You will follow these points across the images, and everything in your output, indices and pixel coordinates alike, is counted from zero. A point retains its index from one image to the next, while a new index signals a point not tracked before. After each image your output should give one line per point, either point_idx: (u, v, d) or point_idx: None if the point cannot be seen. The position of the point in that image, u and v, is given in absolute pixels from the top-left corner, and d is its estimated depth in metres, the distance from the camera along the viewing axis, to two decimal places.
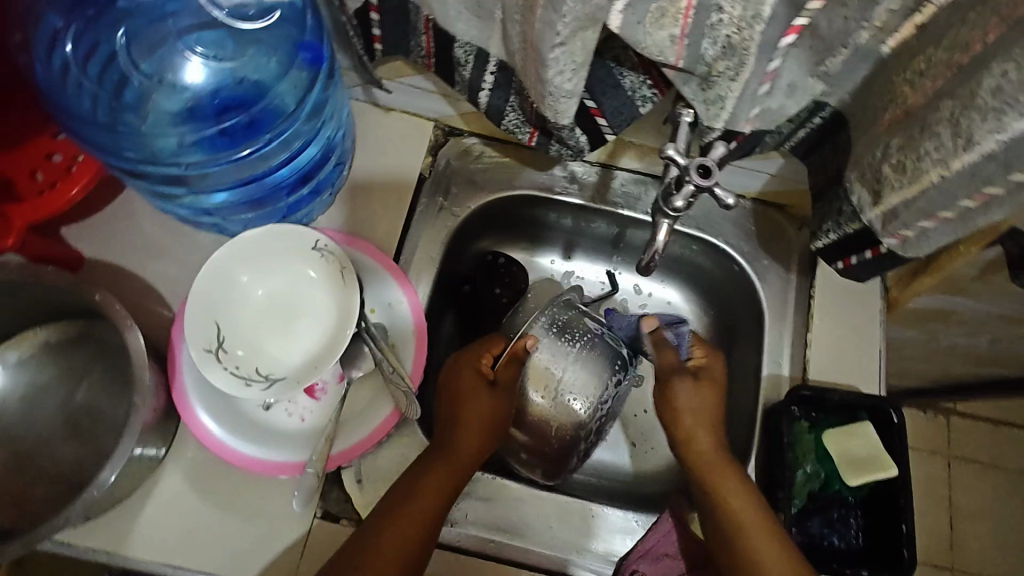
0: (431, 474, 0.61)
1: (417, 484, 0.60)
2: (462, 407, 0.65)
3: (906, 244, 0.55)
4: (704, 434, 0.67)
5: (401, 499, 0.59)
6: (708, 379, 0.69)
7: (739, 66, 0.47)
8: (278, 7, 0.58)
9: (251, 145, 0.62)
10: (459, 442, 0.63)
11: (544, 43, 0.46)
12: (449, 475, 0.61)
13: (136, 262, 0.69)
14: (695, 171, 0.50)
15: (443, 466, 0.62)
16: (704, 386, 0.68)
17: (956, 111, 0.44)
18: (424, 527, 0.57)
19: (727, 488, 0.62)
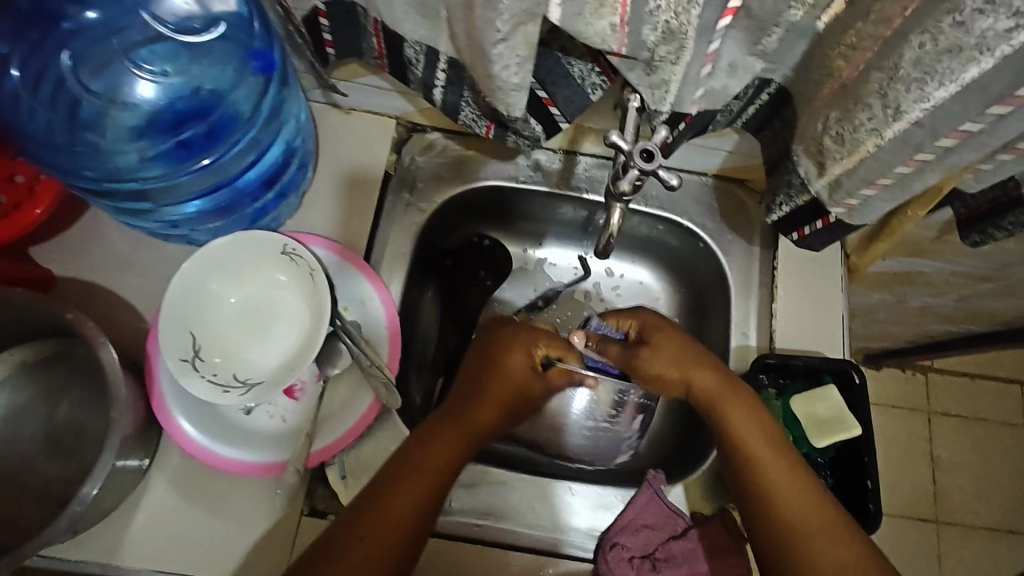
0: (442, 447, 0.60)
1: (421, 458, 0.59)
2: (491, 386, 0.66)
3: (852, 212, 0.57)
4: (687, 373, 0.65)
5: (409, 470, 0.58)
6: (667, 334, 0.68)
7: (679, 50, 0.49)
8: (222, 17, 0.62)
9: (212, 154, 0.63)
10: (476, 422, 0.63)
11: (486, 40, 0.47)
12: (459, 448, 0.61)
13: (107, 278, 0.69)
14: (638, 154, 0.52)
15: (455, 441, 0.61)
16: (661, 340, 0.67)
17: (883, 83, 0.46)
18: (426, 500, 0.56)
19: (734, 419, 0.62)
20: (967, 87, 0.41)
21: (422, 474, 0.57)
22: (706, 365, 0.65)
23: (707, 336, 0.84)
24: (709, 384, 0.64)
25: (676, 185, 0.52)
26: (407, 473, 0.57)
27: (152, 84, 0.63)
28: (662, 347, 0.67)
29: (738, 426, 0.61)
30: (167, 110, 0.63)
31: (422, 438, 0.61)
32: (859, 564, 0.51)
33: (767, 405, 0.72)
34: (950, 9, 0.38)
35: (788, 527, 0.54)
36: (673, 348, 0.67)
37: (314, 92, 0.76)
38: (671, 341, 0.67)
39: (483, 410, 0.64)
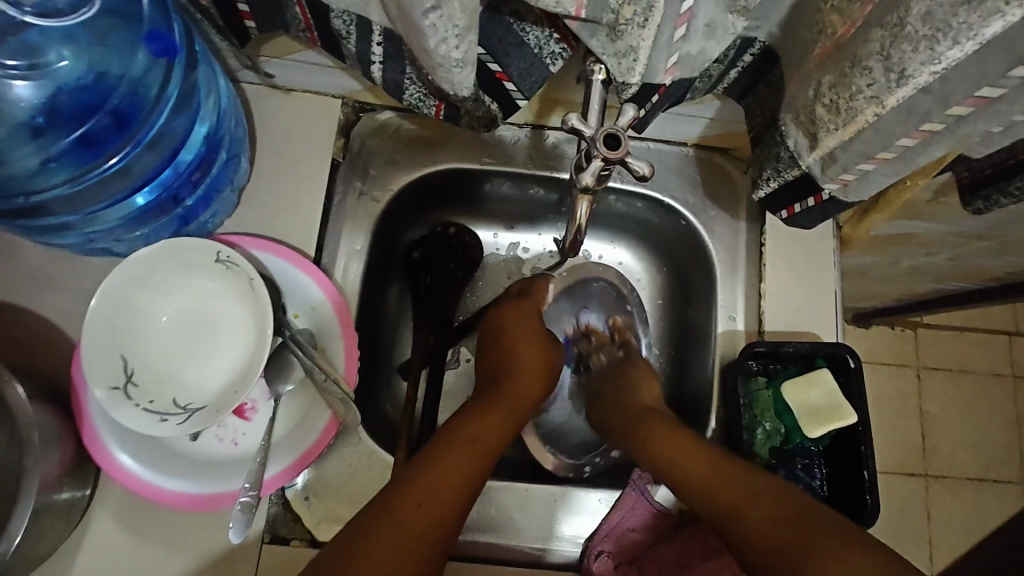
0: (484, 417, 0.59)
1: (463, 430, 0.57)
2: (517, 356, 0.67)
3: (848, 188, 0.51)
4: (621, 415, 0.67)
5: (453, 434, 0.56)
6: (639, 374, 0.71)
7: (647, 10, 0.42)
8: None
9: (118, 151, 0.55)
10: (511, 391, 0.64)
11: (415, 9, 0.39)
12: (504, 418, 0.61)
13: (24, 296, 0.62)
14: (603, 142, 0.46)
15: (501, 410, 0.61)
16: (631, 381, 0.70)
17: (886, 43, 0.39)
18: (478, 467, 0.54)
19: (654, 444, 0.61)
20: (985, 45, 0.35)
21: (472, 442, 0.56)
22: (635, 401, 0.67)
23: (692, 320, 0.78)
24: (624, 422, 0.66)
25: (648, 175, 0.48)
26: (456, 441, 0.55)
27: (26, 82, 0.54)
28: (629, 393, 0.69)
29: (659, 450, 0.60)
30: (57, 109, 0.54)
31: (468, 416, 0.59)
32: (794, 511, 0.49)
33: (757, 397, 0.66)
34: None
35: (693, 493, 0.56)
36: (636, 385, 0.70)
37: (247, 72, 0.68)
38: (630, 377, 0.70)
39: (521, 379, 0.66)
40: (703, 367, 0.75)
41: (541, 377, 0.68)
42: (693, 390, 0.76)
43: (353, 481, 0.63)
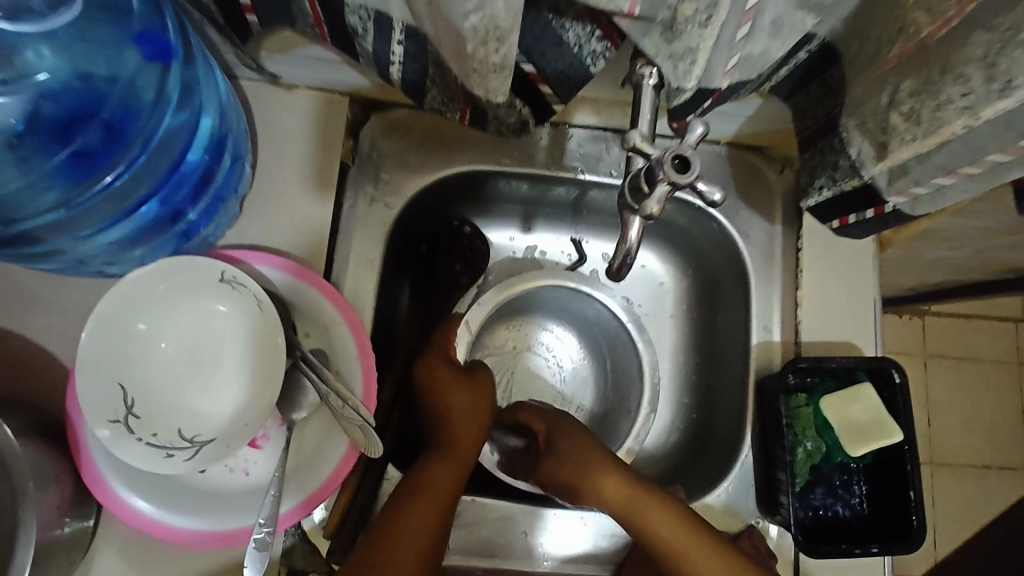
0: (430, 472, 0.58)
1: (414, 494, 0.56)
2: (445, 400, 0.64)
3: (917, 202, 0.47)
4: (587, 479, 0.60)
5: (405, 502, 0.55)
6: (569, 429, 0.65)
7: (711, 7, 0.37)
8: None
9: (116, 165, 0.49)
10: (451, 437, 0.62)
11: (454, 10, 0.34)
12: (455, 464, 0.60)
13: (11, 318, 0.57)
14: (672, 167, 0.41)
15: (447, 459, 0.60)
16: (562, 449, 0.63)
17: (991, 49, 0.34)
18: (432, 535, 0.54)
19: (671, 538, 0.56)
20: None
21: (424, 503, 0.55)
22: (611, 469, 0.60)
23: (721, 328, 0.74)
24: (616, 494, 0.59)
25: (720, 200, 0.43)
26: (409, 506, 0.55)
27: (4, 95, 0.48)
28: (564, 449, 0.63)
29: (678, 546, 0.55)
30: (43, 121, 0.49)
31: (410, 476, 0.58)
32: None
33: (799, 414, 0.64)
34: None
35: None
36: (586, 453, 0.62)
37: (245, 69, 0.62)
38: (567, 441, 0.63)
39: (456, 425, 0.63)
40: (733, 377, 0.71)
41: (477, 416, 0.64)
42: (721, 402, 0.73)
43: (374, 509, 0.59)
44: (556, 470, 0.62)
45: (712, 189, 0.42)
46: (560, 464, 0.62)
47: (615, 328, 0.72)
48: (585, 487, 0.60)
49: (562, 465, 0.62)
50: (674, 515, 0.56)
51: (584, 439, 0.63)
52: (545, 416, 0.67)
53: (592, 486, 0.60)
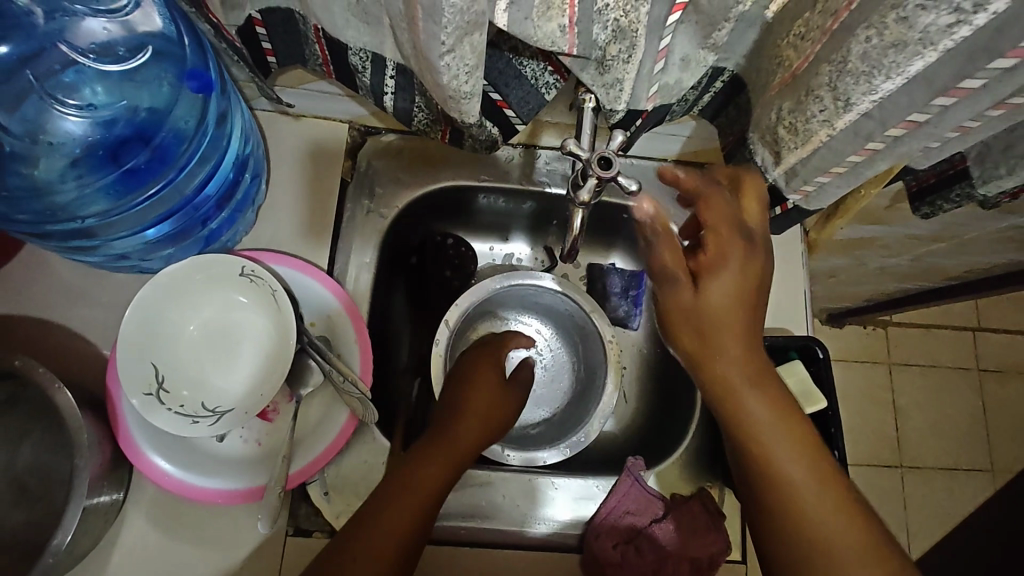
0: (431, 457, 0.63)
1: (408, 475, 0.60)
2: (468, 400, 0.70)
3: (809, 198, 0.59)
4: (734, 317, 0.54)
5: (400, 480, 0.60)
6: (735, 242, 0.55)
7: (631, 48, 0.48)
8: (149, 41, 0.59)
9: (160, 178, 0.59)
10: (449, 436, 0.66)
11: (432, 52, 0.45)
12: (456, 456, 0.65)
13: (57, 311, 0.66)
14: (596, 162, 0.53)
15: (447, 452, 0.65)
16: (711, 283, 0.55)
17: (833, 77, 0.46)
18: (422, 510, 0.58)
19: (749, 404, 0.54)
20: (912, 79, 0.41)
21: (418, 481, 0.60)
22: (751, 311, 0.55)
23: None
24: (737, 350, 0.55)
25: (636, 190, 0.54)
26: (404, 482, 0.60)
27: (80, 119, 0.59)
28: (721, 278, 0.54)
29: (753, 408, 0.54)
30: (99, 142, 0.59)
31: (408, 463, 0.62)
32: (838, 507, 0.51)
33: None
34: (893, 4, 0.38)
35: (791, 508, 0.51)
36: (729, 293, 0.54)
37: (261, 100, 0.74)
38: (728, 281, 0.54)
39: (461, 426, 0.68)
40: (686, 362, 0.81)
41: (485, 425, 0.70)
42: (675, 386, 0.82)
43: (369, 475, 0.68)
44: (695, 309, 0.55)
45: (628, 182, 0.54)
46: (706, 292, 0.55)
47: (583, 321, 0.82)
48: (710, 323, 0.55)
49: (700, 300, 0.55)
50: (790, 416, 0.54)
51: (751, 279, 0.55)
52: (731, 234, 0.56)
53: (724, 351, 0.55)
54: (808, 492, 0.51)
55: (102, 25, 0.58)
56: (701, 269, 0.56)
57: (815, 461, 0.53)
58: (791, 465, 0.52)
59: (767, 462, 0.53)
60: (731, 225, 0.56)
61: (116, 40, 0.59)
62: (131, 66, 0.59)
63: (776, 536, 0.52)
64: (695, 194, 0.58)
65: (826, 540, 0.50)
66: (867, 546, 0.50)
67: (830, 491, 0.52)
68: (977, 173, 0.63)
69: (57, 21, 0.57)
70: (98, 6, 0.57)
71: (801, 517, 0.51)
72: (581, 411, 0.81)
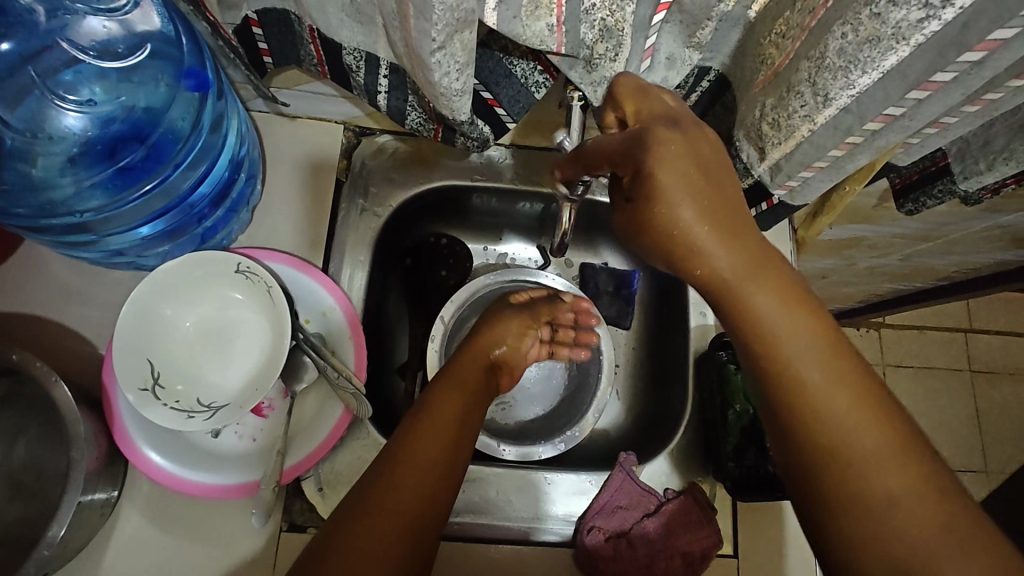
0: (443, 396, 0.59)
1: (424, 420, 0.56)
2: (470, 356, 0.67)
3: (793, 194, 0.61)
4: (704, 213, 0.44)
5: (418, 422, 0.55)
6: (669, 135, 0.44)
7: (617, 46, 0.50)
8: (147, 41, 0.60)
9: (155, 176, 0.60)
10: (450, 381, 0.61)
11: (423, 49, 0.47)
12: (465, 393, 0.61)
13: (54, 309, 0.67)
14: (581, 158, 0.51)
15: (456, 390, 0.60)
16: (662, 173, 0.43)
17: (812, 73, 0.47)
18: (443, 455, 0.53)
19: (760, 293, 0.44)
20: (887, 73, 0.43)
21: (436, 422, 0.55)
22: (722, 229, 0.44)
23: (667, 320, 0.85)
24: (728, 261, 0.44)
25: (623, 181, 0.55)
26: (420, 427, 0.55)
27: (77, 115, 0.60)
28: (671, 167, 0.43)
29: (761, 306, 0.44)
30: (97, 140, 0.60)
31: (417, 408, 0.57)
32: (859, 395, 0.43)
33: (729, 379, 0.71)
34: (867, 0, 0.40)
35: (809, 412, 0.43)
36: (689, 205, 0.43)
37: (257, 101, 0.75)
38: (673, 174, 0.43)
39: (464, 369, 0.65)
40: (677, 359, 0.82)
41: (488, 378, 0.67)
42: (667, 382, 0.83)
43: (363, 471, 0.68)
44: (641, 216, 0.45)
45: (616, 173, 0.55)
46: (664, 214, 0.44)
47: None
48: (674, 231, 0.44)
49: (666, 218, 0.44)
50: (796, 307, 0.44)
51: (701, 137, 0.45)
52: (658, 123, 0.45)
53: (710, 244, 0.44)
54: (840, 415, 0.42)
55: (102, 24, 0.59)
56: (638, 168, 0.44)
57: (832, 357, 0.44)
58: (808, 347, 0.44)
59: (794, 369, 0.43)
60: (665, 120, 0.45)
61: (115, 38, 0.59)
62: (128, 64, 0.60)
63: (820, 479, 0.42)
64: (637, 119, 0.47)
65: (847, 443, 0.42)
66: (893, 444, 0.42)
67: (851, 392, 0.43)
68: (958, 169, 0.64)
69: (58, 19, 0.58)
70: (97, 5, 0.57)
71: (840, 444, 0.42)
72: (577, 405, 0.83)
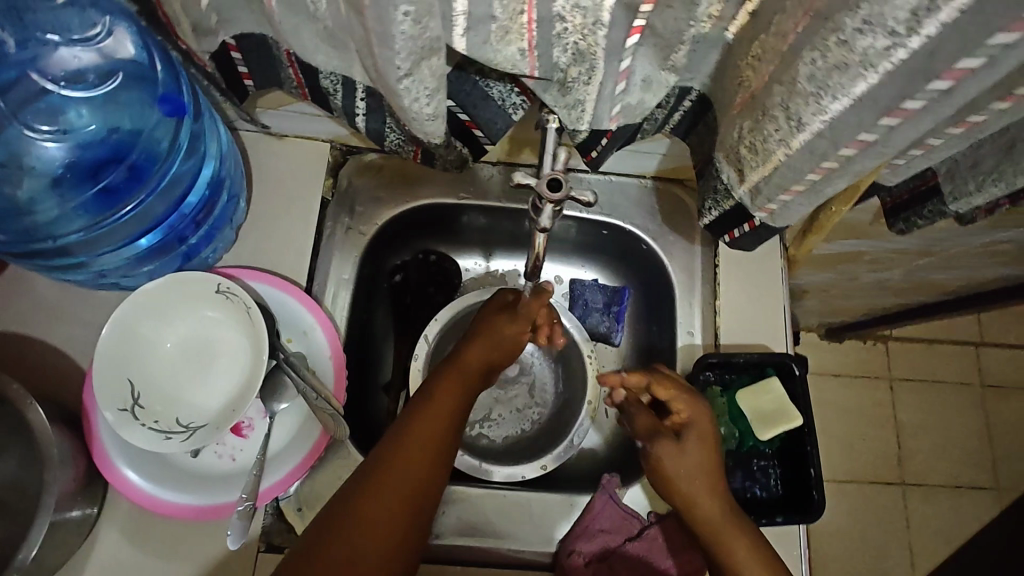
0: (426, 412, 0.60)
1: (408, 434, 0.58)
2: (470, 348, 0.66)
3: (775, 216, 0.59)
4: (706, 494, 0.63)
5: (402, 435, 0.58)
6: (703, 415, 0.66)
7: (590, 70, 0.50)
8: (119, 69, 0.60)
9: (134, 198, 0.61)
10: (433, 397, 0.61)
11: (391, 76, 0.47)
12: (450, 404, 0.61)
13: (38, 327, 0.67)
14: (544, 185, 0.52)
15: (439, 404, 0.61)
16: (693, 431, 0.66)
17: (785, 97, 0.46)
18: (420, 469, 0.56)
19: (738, 554, 0.60)
20: (859, 100, 0.42)
21: (425, 432, 0.58)
22: (706, 447, 0.65)
23: (656, 337, 0.85)
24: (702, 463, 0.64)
25: (593, 201, 0.54)
26: (408, 438, 0.58)
27: (55, 143, 0.61)
28: (704, 498, 0.63)
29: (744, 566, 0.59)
30: (78, 167, 0.61)
31: (399, 427, 0.59)
32: None
33: (711, 403, 0.74)
34: (833, 27, 0.39)
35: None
36: (699, 449, 0.65)
37: (244, 122, 0.75)
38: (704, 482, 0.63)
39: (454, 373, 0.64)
40: None
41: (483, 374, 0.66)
42: None
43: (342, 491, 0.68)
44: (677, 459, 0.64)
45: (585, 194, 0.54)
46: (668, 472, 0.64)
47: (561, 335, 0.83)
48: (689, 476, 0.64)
49: (682, 455, 0.65)
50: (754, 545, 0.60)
51: (709, 468, 0.64)
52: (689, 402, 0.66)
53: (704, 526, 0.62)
54: None
55: (79, 52, 0.59)
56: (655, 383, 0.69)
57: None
58: (750, 570, 0.59)
59: None
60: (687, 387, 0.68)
61: (83, 69, 0.60)
62: (97, 92, 0.61)
63: None
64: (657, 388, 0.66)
65: None
66: None
67: None
68: (948, 189, 0.63)
69: (28, 49, 0.58)
70: (69, 32, 0.57)
71: None
72: (562, 422, 0.82)
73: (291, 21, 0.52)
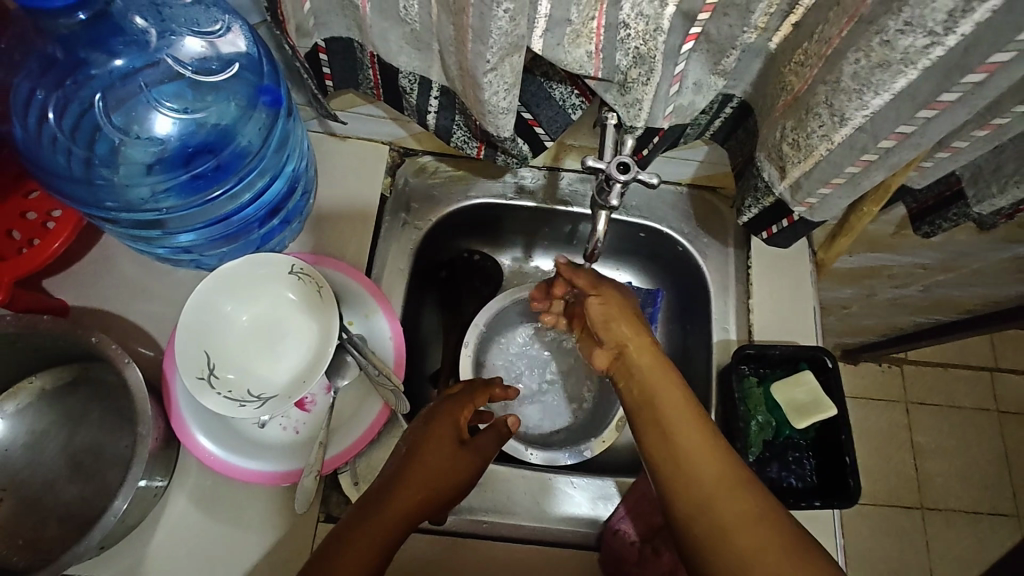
0: (361, 529, 0.53)
1: (367, 514, 0.54)
2: (432, 426, 0.62)
3: (813, 210, 0.64)
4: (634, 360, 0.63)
5: (361, 516, 0.54)
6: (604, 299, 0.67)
7: (649, 72, 0.55)
8: (236, 60, 0.65)
9: (222, 186, 0.66)
10: (392, 490, 0.56)
11: (477, 70, 0.52)
12: (416, 488, 0.57)
13: (120, 304, 0.72)
14: (614, 167, 0.57)
15: (369, 535, 0.53)
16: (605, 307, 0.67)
17: (829, 96, 0.52)
18: (375, 556, 0.52)
19: (680, 433, 0.56)
20: (898, 95, 0.47)
21: (387, 511, 0.55)
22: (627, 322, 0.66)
23: (690, 335, 0.89)
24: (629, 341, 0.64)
25: (658, 183, 0.58)
26: (367, 516, 0.54)
27: (169, 121, 0.66)
28: (657, 384, 0.60)
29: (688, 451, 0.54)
30: (173, 149, 0.66)
31: (351, 517, 0.54)
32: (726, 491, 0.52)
33: (750, 393, 0.77)
34: (878, 29, 0.45)
35: (700, 506, 0.51)
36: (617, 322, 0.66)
37: (313, 122, 0.82)
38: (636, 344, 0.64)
39: (393, 502, 0.55)
40: (702, 374, 0.85)
41: (427, 502, 0.57)
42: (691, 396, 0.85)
43: None
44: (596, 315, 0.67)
45: (650, 176, 0.58)
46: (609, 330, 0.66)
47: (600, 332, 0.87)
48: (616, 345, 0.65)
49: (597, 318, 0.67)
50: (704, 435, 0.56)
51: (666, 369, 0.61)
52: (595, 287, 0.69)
53: (662, 428, 0.57)
54: (727, 511, 0.50)
55: (199, 45, 0.64)
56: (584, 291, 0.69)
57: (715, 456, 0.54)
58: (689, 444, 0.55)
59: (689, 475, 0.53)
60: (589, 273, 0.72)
61: (208, 55, 0.64)
62: (218, 80, 0.65)
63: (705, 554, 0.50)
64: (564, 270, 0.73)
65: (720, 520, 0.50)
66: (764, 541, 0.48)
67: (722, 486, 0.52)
68: (972, 194, 0.68)
69: (164, 41, 0.63)
70: (195, 27, 0.63)
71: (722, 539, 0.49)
72: (603, 413, 0.85)
73: (381, 25, 0.58)
